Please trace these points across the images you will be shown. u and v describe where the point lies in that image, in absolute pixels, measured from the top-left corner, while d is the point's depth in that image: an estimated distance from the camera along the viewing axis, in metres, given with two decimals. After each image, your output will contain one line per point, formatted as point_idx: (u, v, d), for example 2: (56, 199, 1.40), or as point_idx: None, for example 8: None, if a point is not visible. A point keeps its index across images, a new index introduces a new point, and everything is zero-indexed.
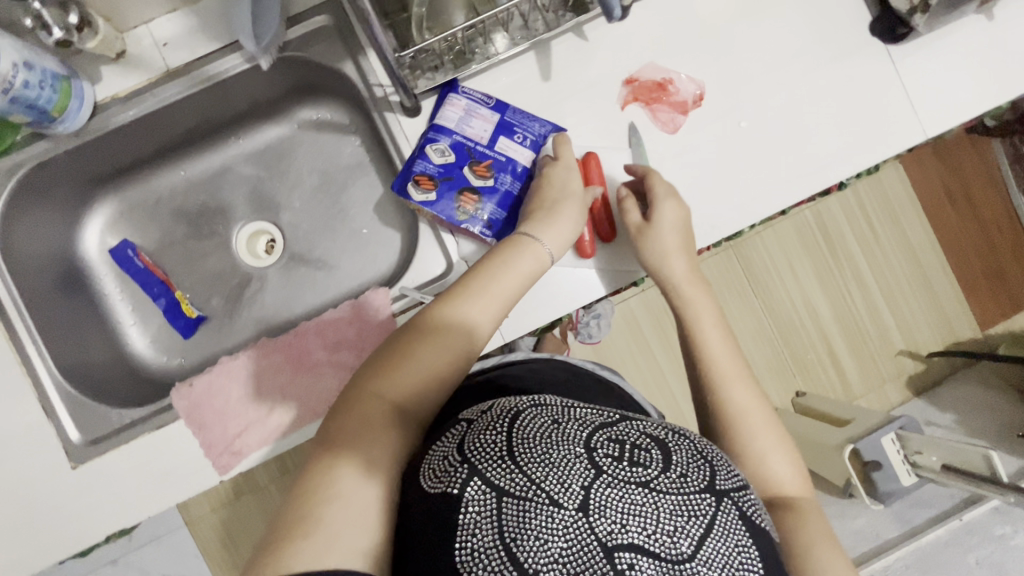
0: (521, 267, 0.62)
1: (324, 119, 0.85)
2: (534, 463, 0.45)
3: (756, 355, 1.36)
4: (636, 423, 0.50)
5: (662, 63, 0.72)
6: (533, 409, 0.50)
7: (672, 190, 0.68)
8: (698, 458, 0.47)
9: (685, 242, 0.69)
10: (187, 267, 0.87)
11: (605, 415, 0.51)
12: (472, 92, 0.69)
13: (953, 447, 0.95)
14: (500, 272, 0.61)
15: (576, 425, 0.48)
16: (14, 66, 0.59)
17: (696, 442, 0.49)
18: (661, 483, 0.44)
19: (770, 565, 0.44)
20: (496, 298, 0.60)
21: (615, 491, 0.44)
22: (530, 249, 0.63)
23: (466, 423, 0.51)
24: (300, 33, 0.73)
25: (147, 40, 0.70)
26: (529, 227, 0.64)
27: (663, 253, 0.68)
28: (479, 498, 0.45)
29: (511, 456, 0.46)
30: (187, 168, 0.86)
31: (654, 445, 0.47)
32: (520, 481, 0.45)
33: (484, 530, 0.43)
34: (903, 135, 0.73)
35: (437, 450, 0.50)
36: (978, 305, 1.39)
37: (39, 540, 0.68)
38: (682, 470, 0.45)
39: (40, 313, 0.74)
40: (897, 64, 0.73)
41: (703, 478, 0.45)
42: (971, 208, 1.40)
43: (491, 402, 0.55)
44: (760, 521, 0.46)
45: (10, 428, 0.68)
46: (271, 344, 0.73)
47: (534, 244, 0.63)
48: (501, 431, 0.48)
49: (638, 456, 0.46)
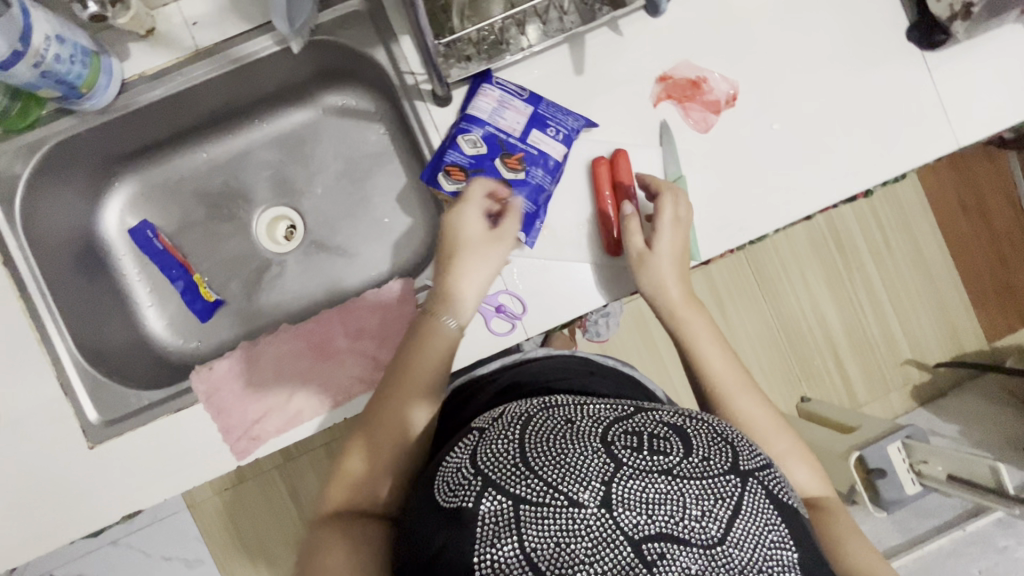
0: (435, 350, 0.63)
1: (349, 105, 0.84)
2: (550, 466, 0.45)
3: (764, 363, 1.35)
4: (650, 412, 0.50)
5: (696, 61, 0.72)
6: (544, 412, 0.50)
7: (678, 219, 0.67)
8: (719, 440, 0.47)
9: (680, 257, 0.67)
10: (205, 250, 0.86)
11: (618, 409, 0.50)
12: (506, 84, 0.69)
13: (960, 458, 0.95)
14: (411, 362, 0.63)
15: (590, 422, 0.48)
16: (46, 40, 0.58)
17: (713, 425, 0.49)
18: (685, 468, 0.44)
19: (803, 545, 0.44)
20: (411, 386, 0.62)
21: (637, 483, 0.44)
22: (440, 331, 0.64)
23: (478, 433, 0.50)
24: (331, 17, 0.72)
25: (177, 18, 0.69)
26: (432, 307, 0.65)
27: (658, 283, 0.66)
28: (497, 510, 0.44)
29: (525, 462, 0.46)
30: (209, 150, 0.85)
31: (673, 433, 0.47)
32: (536, 486, 0.44)
33: (503, 540, 0.43)
34: (935, 142, 0.73)
35: (449, 463, 0.50)
36: (987, 318, 1.39)
37: (53, 518, 0.67)
38: (704, 454, 0.46)
39: (59, 291, 0.73)
40: (932, 71, 0.72)
41: (725, 460, 0.46)
42: (985, 221, 1.39)
43: (501, 408, 0.54)
44: (786, 497, 0.46)
45: (27, 405, 0.68)
46: (293, 330, 0.73)
47: (442, 325, 0.64)
48: (513, 438, 0.48)
49: (657, 445, 0.46)
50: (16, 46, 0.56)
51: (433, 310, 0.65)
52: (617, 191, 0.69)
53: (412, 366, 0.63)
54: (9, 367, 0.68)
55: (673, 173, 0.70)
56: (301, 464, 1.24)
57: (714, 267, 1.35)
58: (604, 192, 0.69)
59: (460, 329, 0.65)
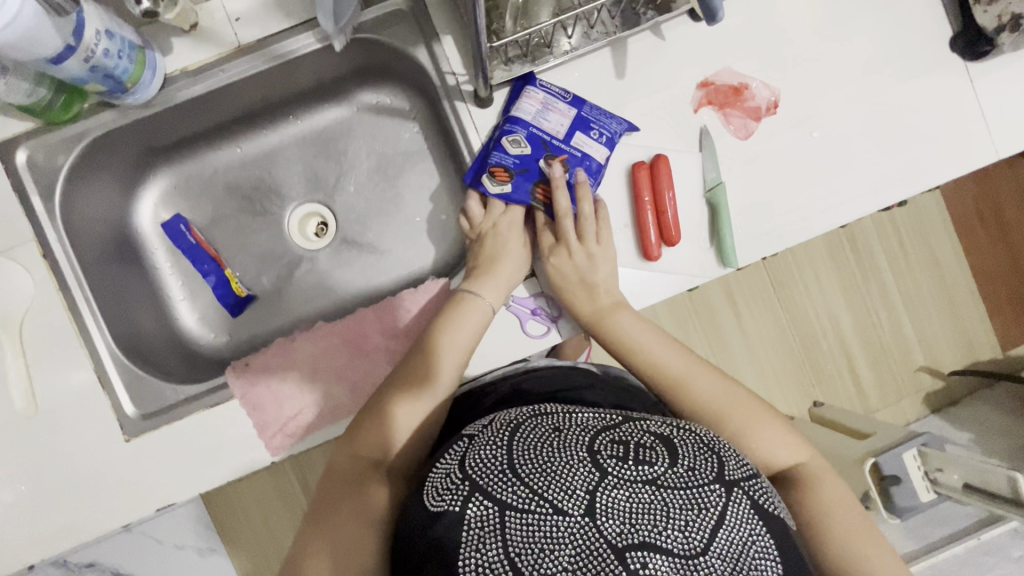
0: (466, 325, 0.66)
1: (384, 103, 0.84)
2: (536, 473, 0.45)
3: (778, 368, 1.35)
4: (639, 422, 0.50)
5: (738, 67, 0.72)
6: (533, 420, 0.50)
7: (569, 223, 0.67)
8: (705, 450, 0.47)
9: (583, 273, 0.67)
10: (236, 245, 0.86)
11: (606, 418, 0.50)
12: (550, 86, 0.69)
13: (974, 466, 0.92)
14: (450, 328, 0.65)
15: (577, 431, 0.48)
16: (97, 34, 0.58)
17: (701, 434, 0.49)
18: (670, 478, 0.44)
19: (790, 557, 0.44)
20: (451, 353, 0.65)
21: (621, 493, 0.44)
22: (472, 306, 0.66)
23: (468, 439, 0.50)
24: (374, 15, 0.72)
25: (219, 14, 0.69)
26: (471, 283, 0.68)
27: (597, 315, 0.66)
28: (482, 515, 0.44)
29: (512, 469, 0.46)
30: (243, 146, 0.86)
31: (659, 443, 0.47)
32: (522, 493, 0.44)
33: (487, 545, 0.43)
34: (972, 154, 0.72)
35: (439, 467, 0.50)
36: (1002, 326, 1.38)
37: (86, 509, 0.67)
38: (690, 463, 0.46)
39: (94, 283, 0.73)
40: (974, 83, 0.72)
41: (711, 470, 0.46)
42: (1004, 232, 1.38)
43: (491, 416, 0.54)
44: (772, 507, 0.46)
45: (63, 397, 0.68)
46: (331, 328, 0.74)
47: (476, 299, 0.67)
48: (501, 445, 0.48)
49: (642, 455, 0.46)
50: (69, 41, 0.56)
51: (467, 288, 0.68)
52: (657, 197, 0.69)
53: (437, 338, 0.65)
54: (47, 359, 0.68)
55: (711, 180, 0.70)
56: (316, 456, 1.25)
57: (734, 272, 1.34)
58: (643, 199, 0.69)
59: (493, 309, 0.67)
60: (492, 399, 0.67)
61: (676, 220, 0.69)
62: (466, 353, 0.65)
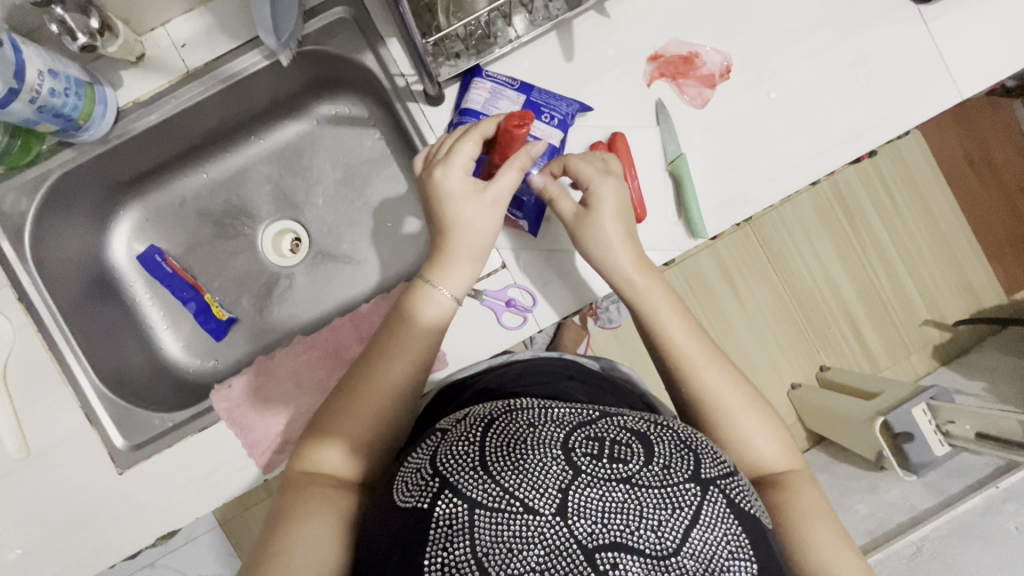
0: (425, 324, 0.62)
1: (343, 113, 0.85)
2: (507, 471, 0.45)
3: (777, 333, 1.34)
4: (616, 418, 0.49)
5: (686, 38, 0.71)
6: (507, 415, 0.50)
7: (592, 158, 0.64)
8: (682, 447, 0.47)
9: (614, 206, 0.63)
10: (215, 269, 0.87)
11: (583, 413, 0.50)
12: (496, 76, 0.69)
13: (985, 415, 0.90)
14: (403, 330, 0.61)
15: (553, 426, 0.48)
16: (39, 75, 0.60)
17: (677, 431, 0.49)
18: (644, 477, 0.44)
19: (761, 550, 0.44)
20: (407, 355, 0.61)
21: (594, 492, 0.43)
22: (432, 300, 0.62)
23: (440, 434, 0.51)
24: (319, 26, 0.72)
25: (165, 42, 0.70)
26: (427, 271, 0.63)
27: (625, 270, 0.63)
28: (451, 513, 0.44)
29: (483, 466, 0.46)
30: (209, 169, 0.87)
31: (635, 439, 0.46)
32: (493, 491, 0.44)
33: (456, 544, 0.43)
34: (939, 98, 0.71)
35: (410, 463, 0.50)
36: (1003, 271, 1.36)
37: (85, 546, 0.68)
38: (666, 462, 0.45)
39: (72, 319, 0.74)
40: (929, 26, 0.71)
41: (688, 468, 0.45)
42: (995, 176, 1.37)
43: (468, 410, 0.55)
44: (748, 505, 0.46)
45: (52, 436, 0.68)
46: (310, 340, 0.74)
47: (436, 294, 0.62)
48: (474, 441, 0.48)
49: (617, 452, 0.45)
50: (12, 83, 0.57)
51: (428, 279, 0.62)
52: None
53: (440, 289, 0.62)
54: (31, 400, 0.69)
55: (673, 152, 0.69)
56: None
57: (721, 243, 1.34)
58: None
59: (455, 300, 0.63)
60: (467, 395, 0.66)
61: (638, 198, 0.69)
62: (420, 356, 0.61)
